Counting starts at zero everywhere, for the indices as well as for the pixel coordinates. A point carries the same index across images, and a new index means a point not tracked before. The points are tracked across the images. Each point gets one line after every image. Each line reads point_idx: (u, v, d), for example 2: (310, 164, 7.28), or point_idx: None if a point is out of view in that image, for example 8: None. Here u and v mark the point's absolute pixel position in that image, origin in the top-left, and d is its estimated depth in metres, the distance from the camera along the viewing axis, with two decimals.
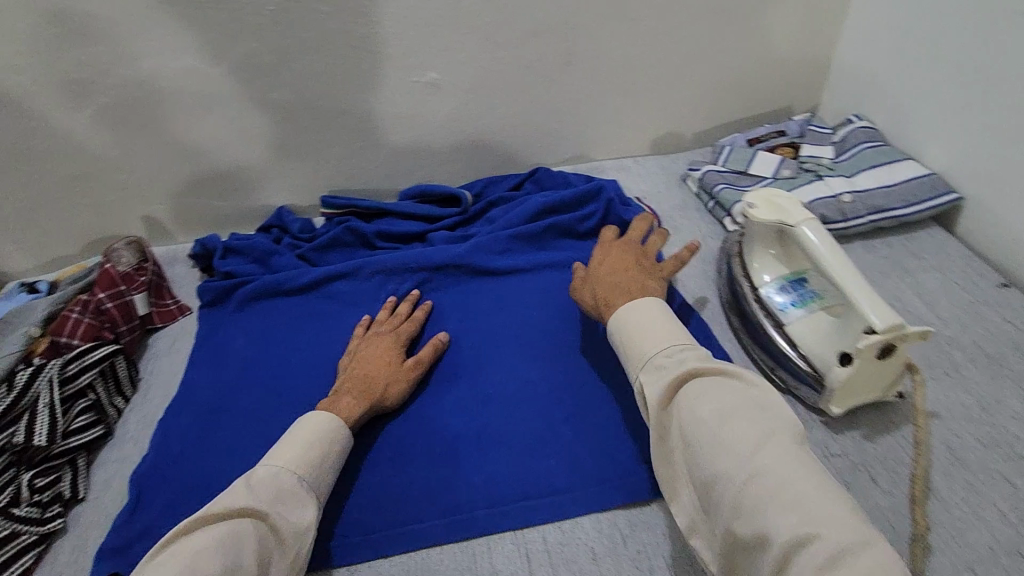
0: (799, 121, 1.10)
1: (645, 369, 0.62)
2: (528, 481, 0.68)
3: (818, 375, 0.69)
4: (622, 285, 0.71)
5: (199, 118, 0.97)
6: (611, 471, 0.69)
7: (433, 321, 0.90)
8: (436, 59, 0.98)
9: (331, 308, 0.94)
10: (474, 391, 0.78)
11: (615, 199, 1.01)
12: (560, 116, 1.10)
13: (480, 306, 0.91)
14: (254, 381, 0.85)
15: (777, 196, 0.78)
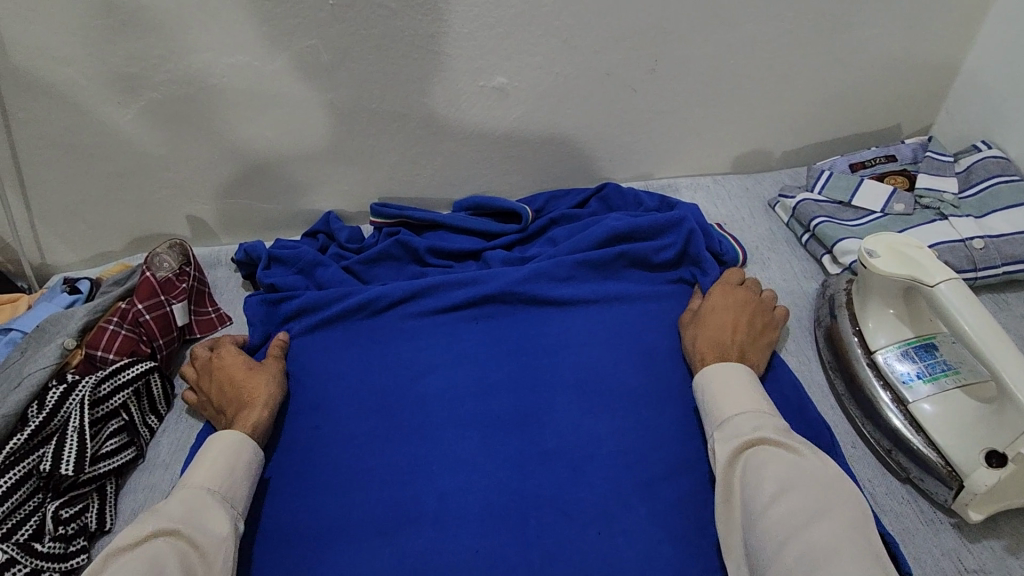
0: (913, 145, 0.95)
1: (720, 427, 0.62)
2: (592, 564, 0.63)
3: (952, 469, 0.58)
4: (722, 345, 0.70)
5: (250, 118, 0.94)
6: (690, 565, 0.62)
7: (487, 355, 0.81)
8: (507, 62, 0.90)
9: (372, 329, 0.84)
10: (532, 447, 0.71)
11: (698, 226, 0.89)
12: (636, 128, 1.00)
13: (540, 341, 0.82)
14: (286, 412, 0.77)
15: (901, 243, 0.65)
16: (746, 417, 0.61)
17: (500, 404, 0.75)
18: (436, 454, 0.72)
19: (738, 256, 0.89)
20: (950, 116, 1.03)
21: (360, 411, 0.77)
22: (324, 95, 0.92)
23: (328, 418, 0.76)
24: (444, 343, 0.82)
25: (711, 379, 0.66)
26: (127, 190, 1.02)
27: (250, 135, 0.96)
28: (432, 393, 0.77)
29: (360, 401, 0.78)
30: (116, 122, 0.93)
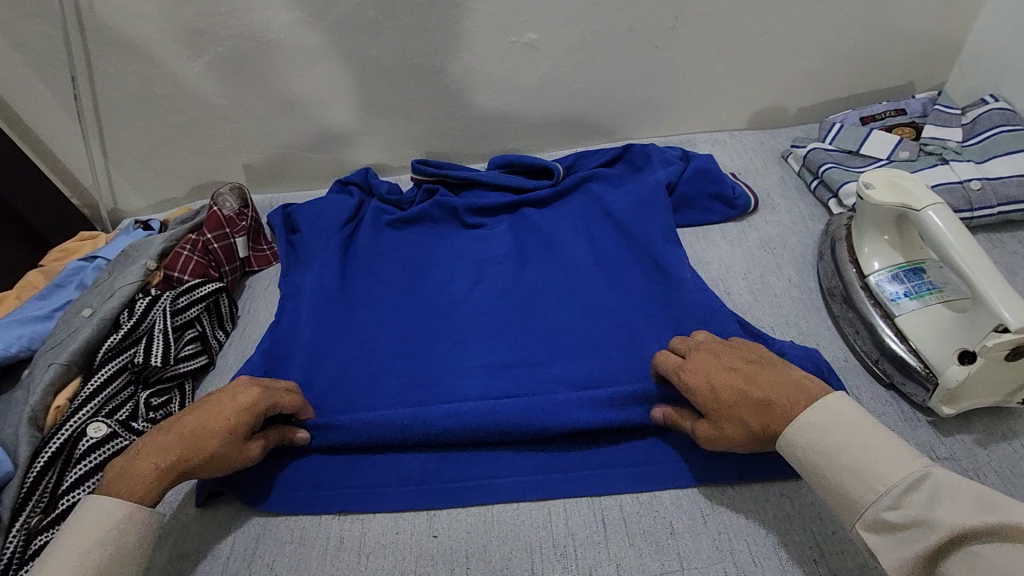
0: (922, 99, 1.00)
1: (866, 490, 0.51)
2: (606, 451, 0.70)
3: (929, 372, 0.65)
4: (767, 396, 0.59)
5: (302, 73, 1.04)
6: (694, 450, 0.69)
7: (524, 292, 0.87)
8: (537, 20, 0.97)
9: (422, 274, 0.92)
10: (564, 366, 0.78)
11: (709, 172, 0.94)
12: (656, 83, 1.06)
13: (569, 279, 0.87)
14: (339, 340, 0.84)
15: (898, 177, 0.72)
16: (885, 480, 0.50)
17: (527, 331, 0.82)
18: (459, 373, 0.78)
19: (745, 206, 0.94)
20: (963, 71, 1.07)
21: (389, 342, 0.83)
22: (369, 51, 1.01)
23: (374, 343, 0.84)
24: (475, 284, 0.89)
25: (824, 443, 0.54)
26: (189, 141, 1.13)
27: (301, 88, 1.06)
28: (466, 327, 0.83)
29: (396, 333, 0.84)
30: (184, 76, 1.03)
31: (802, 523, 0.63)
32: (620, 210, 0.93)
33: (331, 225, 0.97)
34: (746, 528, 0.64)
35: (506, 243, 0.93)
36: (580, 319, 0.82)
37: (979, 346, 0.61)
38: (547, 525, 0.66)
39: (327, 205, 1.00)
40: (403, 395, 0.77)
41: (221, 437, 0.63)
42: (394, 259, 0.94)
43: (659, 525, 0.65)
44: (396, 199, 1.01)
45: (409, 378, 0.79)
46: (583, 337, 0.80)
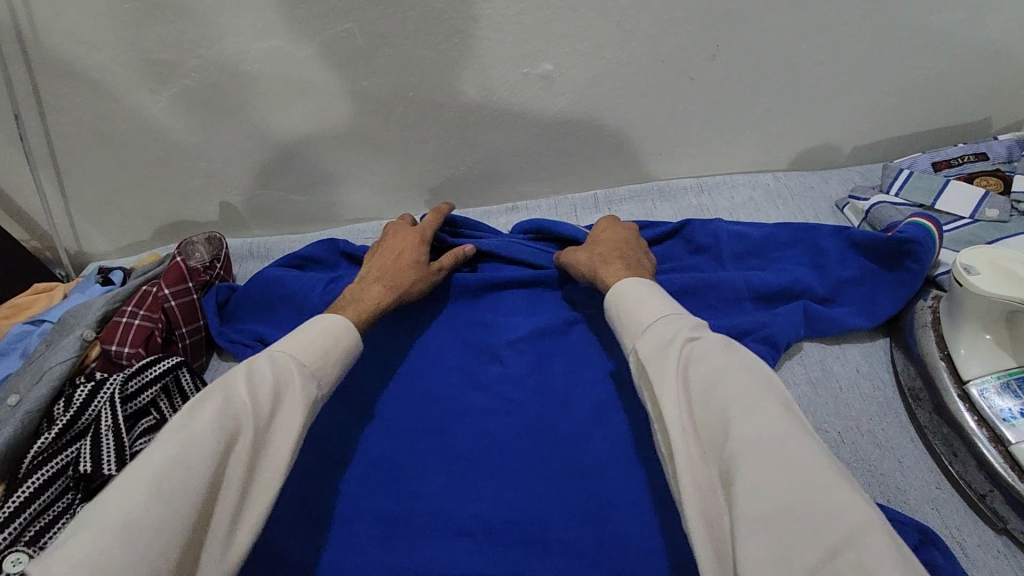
0: (1006, 142, 0.86)
1: (642, 339, 0.57)
2: None
3: None
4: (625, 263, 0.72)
5: (282, 108, 0.90)
6: None
7: (535, 396, 0.75)
8: (554, 49, 0.83)
9: (419, 367, 0.80)
10: (583, 502, 0.65)
11: (777, 238, 0.78)
12: (688, 120, 0.92)
13: (589, 376, 0.76)
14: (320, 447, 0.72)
15: (1002, 258, 0.59)
16: (664, 330, 0.56)
17: (537, 445, 0.71)
18: (455, 502, 0.67)
19: (934, 235, 0.70)
20: None
21: (372, 453, 0.72)
22: (358, 84, 0.87)
23: (359, 460, 0.72)
24: (476, 382, 0.78)
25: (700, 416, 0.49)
26: (157, 182, 1.00)
27: (282, 124, 0.92)
28: (467, 444, 0.72)
29: (383, 440, 0.73)
30: (147, 111, 0.90)
31: None
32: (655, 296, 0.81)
33: (302, 306, 0.86)
34: None
35: (521, 333, 0.80)
36: (603, 433, 0.70)
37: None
38: None
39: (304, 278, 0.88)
40: (388, 530, 0.66)
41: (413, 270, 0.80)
42: (380, 342, 0.82)
43: None
44: None
45: (399, 509, 0.67)
46: (604, 457, 0.68)
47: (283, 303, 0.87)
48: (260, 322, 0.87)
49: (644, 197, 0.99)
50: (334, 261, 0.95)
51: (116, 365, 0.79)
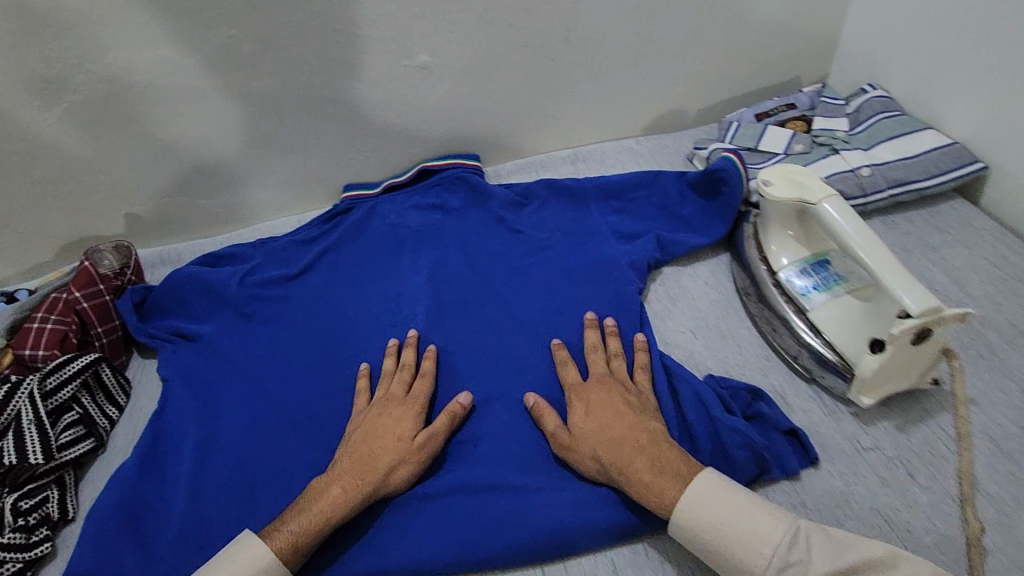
0: (810, 92, 1.04)
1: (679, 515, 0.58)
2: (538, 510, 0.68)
3: (846, 363, 0.66)
4: (609, 426, 0.65)
5: (178, 115, 0.95)
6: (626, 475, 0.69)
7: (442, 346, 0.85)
8: (426, 41, 0.93)
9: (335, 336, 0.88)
10: (491, 422, 0.76)
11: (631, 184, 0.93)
12: (555, 97, 1.05)
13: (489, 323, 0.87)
14: (251, 420, 0.80)
15: (796, 172, 0.73)
16: (681, 519, 0.58)
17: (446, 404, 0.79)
18: None
19: (738, 165, 0.87)
20: (842, 66, 1.11)
21: (298, 412, 0.80)
22: (250, 86, 0.94)
23: (284, 424, 0.79)
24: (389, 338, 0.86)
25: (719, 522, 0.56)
26: (55, 200, 1.01)
27: (179, 131, 0.97)
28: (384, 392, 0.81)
29: (307, 401, 0.81)
30: (39, 129, 0.92)
31: None
32: (540, 249, 0.93)
33: (219, 297, 0.93)
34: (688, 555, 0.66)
35: (422, 299, 0.90)
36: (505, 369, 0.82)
37: (891, 338, 0.59)
38: None
39: (217, 273, 0.94)
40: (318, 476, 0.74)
41: (393, 450, 0.69)
42: (297, 320, 0.90)
43: (600, 564, 0.67)
44: (297, 253, 1.00)
45: (326, 456, 0.76)
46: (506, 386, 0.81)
47: (197, 294, 0.93)
48: (175, 317, 0.93)
49: (528, 169, 1.11)
50: (246, 253, 1.00)
51: (33, 368, 0.82)
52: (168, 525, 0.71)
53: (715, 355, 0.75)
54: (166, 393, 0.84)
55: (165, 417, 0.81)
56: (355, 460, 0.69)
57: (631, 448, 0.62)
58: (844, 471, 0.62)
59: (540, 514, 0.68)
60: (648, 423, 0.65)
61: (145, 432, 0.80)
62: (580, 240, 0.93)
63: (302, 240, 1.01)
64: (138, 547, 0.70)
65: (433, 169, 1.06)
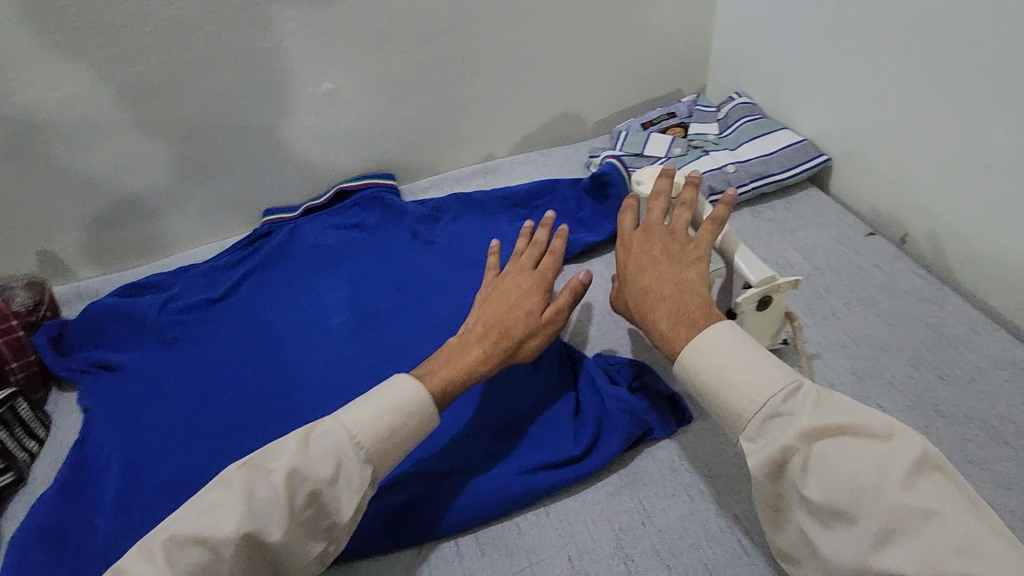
0: (686, 102, 1.17)
1: (694, 355, 0.58)
2: (467, 489, 0.69)
3: None
4: (659, 283, 0.65)
5: (88, 148, 0.97)
6: (548, 444, 0.73)
7: (366, 352, 0.90)
8: (333, 70, 1.00)
9: (261, 352, 0.92)
10: None
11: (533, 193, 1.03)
12: (461, 116, 1.13)
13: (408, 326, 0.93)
14: (179, 438, 0.83)
15: (660, 171, 0.84)
16: (692, 364, 0.58)
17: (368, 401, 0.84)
18: None
19: (620, 169, 1.00)
20: (714, 78, 1.25)
21: (223, 427, 0.84)
22: (162, 117, 0.97)
23: (213, 437, 0.83)
24: (313, 352, 0.91)
25: (721, 358, 0.57)
26: None
27: (90, 164, 0.98)
28: (310, 396, 0.86)
29: (232, 416, 0.85)
30: None
31: (630, 491, 0.70)
32: (457, 256, 1.01)
33: (141, 325, 0.95)
34: (582, 510, 0.69)
35: (344, 312, 0.96)
36: None
37: (738, 305, 0.70)
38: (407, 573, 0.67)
39: (137, 302, 0.96)
40: None
41: (520, 321, 0.72)
42: (221, 342, 0.94)
43: (506, 527, 0.69)
44: (220, 278, 1.03)
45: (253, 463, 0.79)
46: None
47: (118, 325, 0.95)
48: (93, 349, 0.94)
49: (442, 185, 1.18)
50: (168, 281, 1.02)
51: None
52: (92, 547, 0.73)
53: (607, 341, 0.85)
54: (88, 424, 0.86)
55: (89, 446, 0.83)
56: (488, 324, 0.72)
57: (677, 300, 0.63)
58: (718, 427, 0.74)
59: (454, 489, 0.70)
60: (688, 277, 0.66)
61: (68, 461, 0.81)
62: (491, 246, 1.02)
63: (225, 264, 1.04)
64: (65, 568, 0.71)
65: (349, 189, 1.11)
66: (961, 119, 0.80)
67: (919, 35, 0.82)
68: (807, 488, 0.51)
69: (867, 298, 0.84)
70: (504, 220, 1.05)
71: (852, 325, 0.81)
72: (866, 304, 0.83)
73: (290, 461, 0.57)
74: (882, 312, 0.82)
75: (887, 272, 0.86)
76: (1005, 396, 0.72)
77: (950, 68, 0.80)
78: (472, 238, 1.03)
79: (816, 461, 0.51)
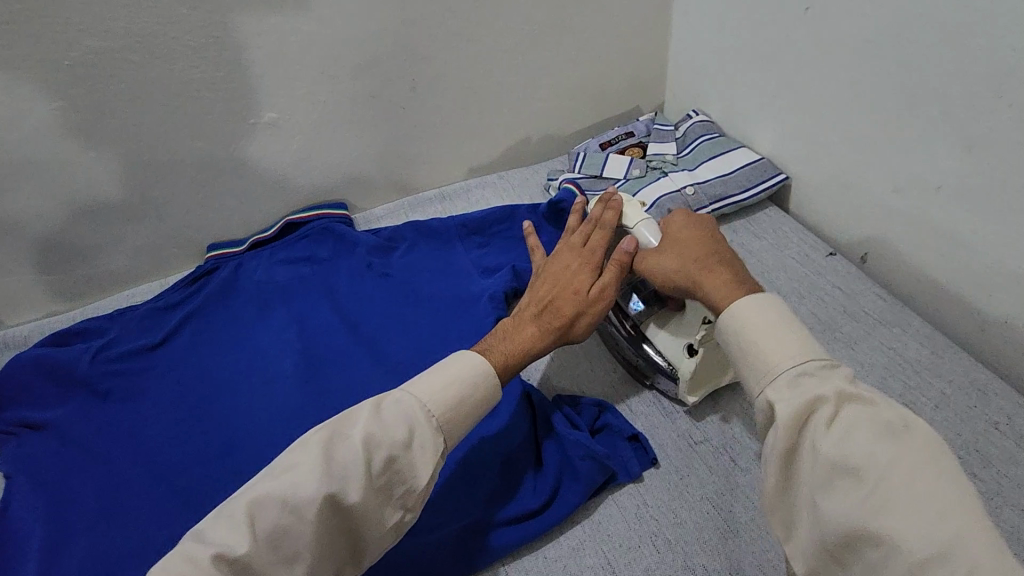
0: (644, 120, 1.15)
1: (739, 314, 0.58)
2: (419, 552, 0.65)
3: (672, 369, 0.74)
4: (693, 259, 0.68)
5: (6, 189, 0.90)
6: (502, 495, 0.69)
7: (317, 399, 0.86)
8: (274, 99, 0.95)
9: (203, 404, 0.87)
10: None
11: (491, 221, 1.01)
12: (413, 142, 1.09)
13: (361, 368, 0.89)
14: (112, 505, 0.77)
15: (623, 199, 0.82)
16: (735, 314, 0.58)
17: None
18: None
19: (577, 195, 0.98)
20: (672, 94, 1.24)
21: (160, 490, 0.79)
22: (89, 154, 0.91)
23: (149, 503, 0.77)
24: (259, 401, 0.86)
25: (757, 322, 0.57)
26: None
27: (9, 207, 0.91)
28: (256, 452, 0.81)
29: (171, 476, 0.79)
30: None
31: (593, 545, 0.67)
32: (414, 289, 0.97)
33: (70, 378, 0.88)
34: (544, 569, 0.65)
35: (293, 355, 0.91)
36: None
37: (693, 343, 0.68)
38: None
39: (64, 353, 0.89)
40: None
41: (572, 298, 0.71)
42: (160, 393, 0.88)
43: None
44: (158, 322, 0.96)
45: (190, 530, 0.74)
46: None
47: (43, 379, 0.87)
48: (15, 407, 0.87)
49: (397, 212, 1.14)
50: (100, 326, 0.95)
51: None
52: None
53: (567, 376, 0.82)
54: (9, 493, 0.79)
55: (10, 517, 0.77)
56: (542, 302, 0.72)
57: (712, 271, 0.65)
58: (683, 465, 0.72)
59: (405, 554, 0.65)
60: (720, 250, 0.68)
61: None
62: (448, 277, 0.98)
63: (164, 306, 0.97)
64: None
65: (298, 221, 1.06)
66: (911, 141, 0.80)
67: (869, 56, 0.81)
68: (823, 443, 0.49)
69: (828, 322, 0.83)
70: (461, 249, 1.01)
71: None
72: (828, 329, 0.82)
73: (365, 428, 0.56)
74: (845, 336, 0.81)
75: (848, 294, 0.85)
76: (967, 421, 0.71)
77: (897, 90, 0.79)
78: (428, 270, 0.99)
79: (841, 420, 0.50)
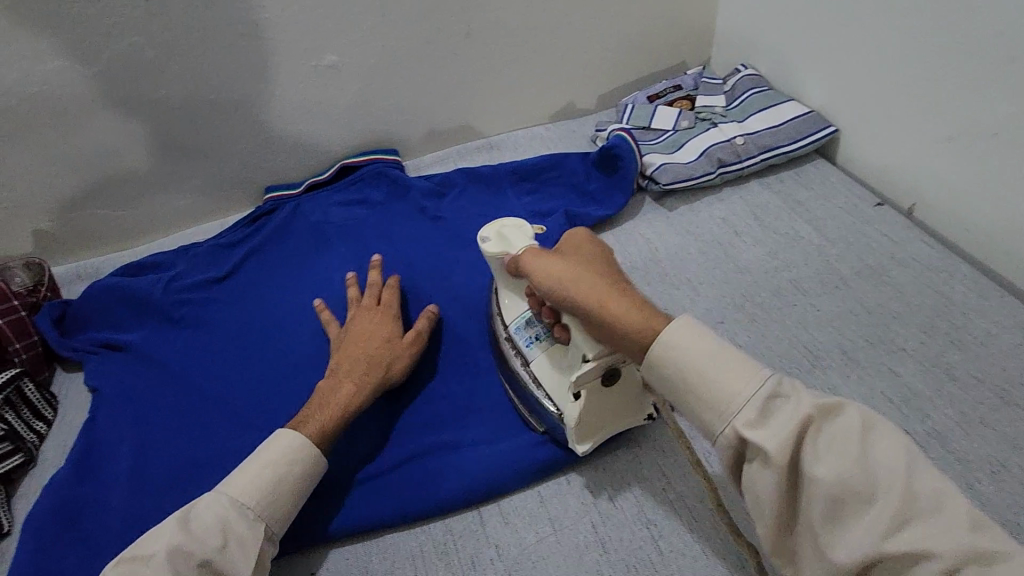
0: (692, 74, 1.16)
1: (679, 353, 0.53)
2: (495, 465, 0.73)
3: (559, 414, 0.69)
4: (594, 284, 0.61)
5: (81, 125, 0.94)
6: None
7: None
8: (334, 42, 0.98)
9: (269, 332, 0.92)
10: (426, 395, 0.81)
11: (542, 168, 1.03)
12: (464, 90, 1.11)
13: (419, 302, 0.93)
14: (192, 417, 0.83)
15: (508, 226, 0.75)
16: (682, 350, 0.54)
17: None
18: None
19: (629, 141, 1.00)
20: (719, 49, 1.24)
21: (234, 405, 0.84)
22: (157, 92, 0.95)
23: (228, 415, 0.83)
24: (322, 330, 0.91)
25: (701, 355, 0.53)
26: None
27: (83, 142, 0.96)
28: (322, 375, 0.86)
29: (245, 394, 0.85)
30: None
31: (650, 459, 0.73)
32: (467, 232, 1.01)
33: (145, 305, 0.93)
34: (604, 479, 0.72)
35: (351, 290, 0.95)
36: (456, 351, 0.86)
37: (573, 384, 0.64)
38: (438, 539, 0.70)
39: (138, 282, 0.94)
40: None
41: (341, 363, 0.75)
42: (227, 321, 0.93)
43: (529, 498, 0.72)
44: (224, 258, 1.01)
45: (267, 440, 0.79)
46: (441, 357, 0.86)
47: (121, 306, 0.94)
48: (95, 331, 0.93)
49: (446, 160, 1.16)
50: (169, 260, 1.00)
51: None
52: (108, 524, 0.73)
53: None
54: (95, 405, 0.85)
55: (98, 427, 0.83)
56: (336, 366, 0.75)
57: (615, 297, 0.59)
58: None
59: (480, 464, 0.73)
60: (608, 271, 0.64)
61: (78, 441, 0.81)
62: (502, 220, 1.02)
63: (228, 242, 1.02)
64: (81, 544, 0.72)
65: (353, 165, 1.10)
66: (962, 92, 0.81)
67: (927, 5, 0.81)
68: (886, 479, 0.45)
69: (876, 268, 0.86)
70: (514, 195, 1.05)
71: (862, 294, 0.83)
72: (875, 274, 0.85)
73: (170, 541, 0.56)
74: (891, 281, 0.84)
75: (895, 242, 0.88)
76: (1010, 358, 0.75)
77: (949, 40, 0.80)
78: (481, 214, 1.03)
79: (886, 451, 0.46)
